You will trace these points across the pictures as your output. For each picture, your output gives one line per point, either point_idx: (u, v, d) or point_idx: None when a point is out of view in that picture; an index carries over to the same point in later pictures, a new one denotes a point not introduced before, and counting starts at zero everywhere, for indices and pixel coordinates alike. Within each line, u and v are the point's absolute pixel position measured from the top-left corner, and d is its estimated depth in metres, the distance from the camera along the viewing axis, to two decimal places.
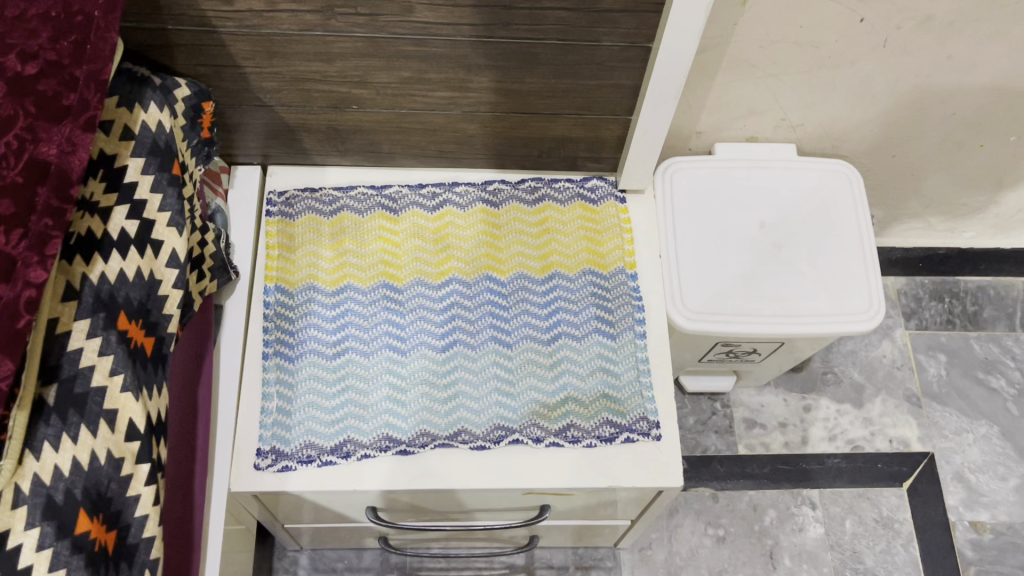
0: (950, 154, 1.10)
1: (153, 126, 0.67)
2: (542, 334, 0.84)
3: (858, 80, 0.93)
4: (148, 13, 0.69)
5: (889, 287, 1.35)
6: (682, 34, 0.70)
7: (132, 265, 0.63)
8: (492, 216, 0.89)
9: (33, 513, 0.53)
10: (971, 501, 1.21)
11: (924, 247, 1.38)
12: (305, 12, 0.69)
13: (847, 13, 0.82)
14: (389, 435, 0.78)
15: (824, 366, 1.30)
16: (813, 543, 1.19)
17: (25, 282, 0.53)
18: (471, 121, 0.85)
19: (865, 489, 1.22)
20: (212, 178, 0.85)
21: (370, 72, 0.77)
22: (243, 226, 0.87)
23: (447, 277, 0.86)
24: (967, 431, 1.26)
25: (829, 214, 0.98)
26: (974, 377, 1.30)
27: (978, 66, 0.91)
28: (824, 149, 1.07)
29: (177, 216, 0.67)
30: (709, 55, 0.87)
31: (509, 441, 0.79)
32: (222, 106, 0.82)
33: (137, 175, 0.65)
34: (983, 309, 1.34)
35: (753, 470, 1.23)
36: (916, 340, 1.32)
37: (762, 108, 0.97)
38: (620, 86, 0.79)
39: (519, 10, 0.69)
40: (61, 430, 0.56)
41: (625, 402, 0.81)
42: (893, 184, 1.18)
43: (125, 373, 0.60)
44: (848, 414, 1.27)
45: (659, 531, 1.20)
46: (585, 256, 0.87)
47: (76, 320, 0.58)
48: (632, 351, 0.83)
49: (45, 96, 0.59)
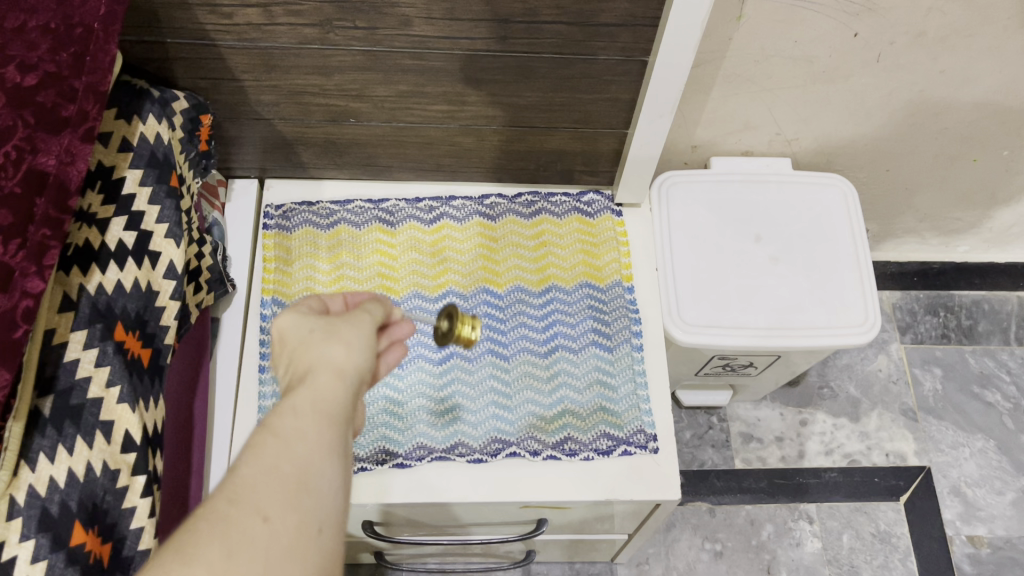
0: (944, 169, 1.10)
1: (151, 138, 0.67)
2: (539, 346, 0.84)
3: (851, 94, 0.93)
4: (146, 26, 0.69)
5: (884, 301, 1.36)
6: (676, 50, 0.71)
7: (130, 276, 0.63)
8: (489, 229, 0.90)
9: (28, 525, 0.53)
10: (968, 515, 1.21)
11: (919, 262, 1.38)
12: (303, 26, 0.70)
13: (841, 28, 0.82)
14: (386, 448, 0.78)
15: (821, 380, 1.30)
16: (810, 558, 1.18)
17: (23, 292, 0.53)
18: (468, 134, 0.85)
19: (861, 503, 1.22)
20: (209, 191, 0.86)
21: (368, 85, 0.77)
22: (240, 242, 0.88)
23: (444, 290, 0.86)
24: (963, 445, 1.26)
25: (824, 227, 0.98)
26: (969, 391, 1.30)
27: (971, 82, 0.92)
28: (818, 163, 1.08)
29: (175, 228, 0.67)
30: (705, 70, 0.88)
31: (507, 454, 0.78)
32: (220, 120, 0.82)
33: (135, 186, 0.65)
34: (978, 324, 1.35)
35: (750, 484, 1.23)
36: (911, 354, 1.32)
37: (757, 123, 0.98)
38: (617, 100, 0.79)
39: (517, 25, 0.70)
40: (58, 441, 0.55)
41: (622, 415, 0.80)
42: (887, 199, 1.18)
43: (122, 384, 0.59)
44: (845, 428, 1.27)
45: (656, 546, 1.19)
46: (582, 269, 0.87)
47: (73, 331, 0.58)
48: (629, 364, 0.83)
49: (44, 108, 0.59)
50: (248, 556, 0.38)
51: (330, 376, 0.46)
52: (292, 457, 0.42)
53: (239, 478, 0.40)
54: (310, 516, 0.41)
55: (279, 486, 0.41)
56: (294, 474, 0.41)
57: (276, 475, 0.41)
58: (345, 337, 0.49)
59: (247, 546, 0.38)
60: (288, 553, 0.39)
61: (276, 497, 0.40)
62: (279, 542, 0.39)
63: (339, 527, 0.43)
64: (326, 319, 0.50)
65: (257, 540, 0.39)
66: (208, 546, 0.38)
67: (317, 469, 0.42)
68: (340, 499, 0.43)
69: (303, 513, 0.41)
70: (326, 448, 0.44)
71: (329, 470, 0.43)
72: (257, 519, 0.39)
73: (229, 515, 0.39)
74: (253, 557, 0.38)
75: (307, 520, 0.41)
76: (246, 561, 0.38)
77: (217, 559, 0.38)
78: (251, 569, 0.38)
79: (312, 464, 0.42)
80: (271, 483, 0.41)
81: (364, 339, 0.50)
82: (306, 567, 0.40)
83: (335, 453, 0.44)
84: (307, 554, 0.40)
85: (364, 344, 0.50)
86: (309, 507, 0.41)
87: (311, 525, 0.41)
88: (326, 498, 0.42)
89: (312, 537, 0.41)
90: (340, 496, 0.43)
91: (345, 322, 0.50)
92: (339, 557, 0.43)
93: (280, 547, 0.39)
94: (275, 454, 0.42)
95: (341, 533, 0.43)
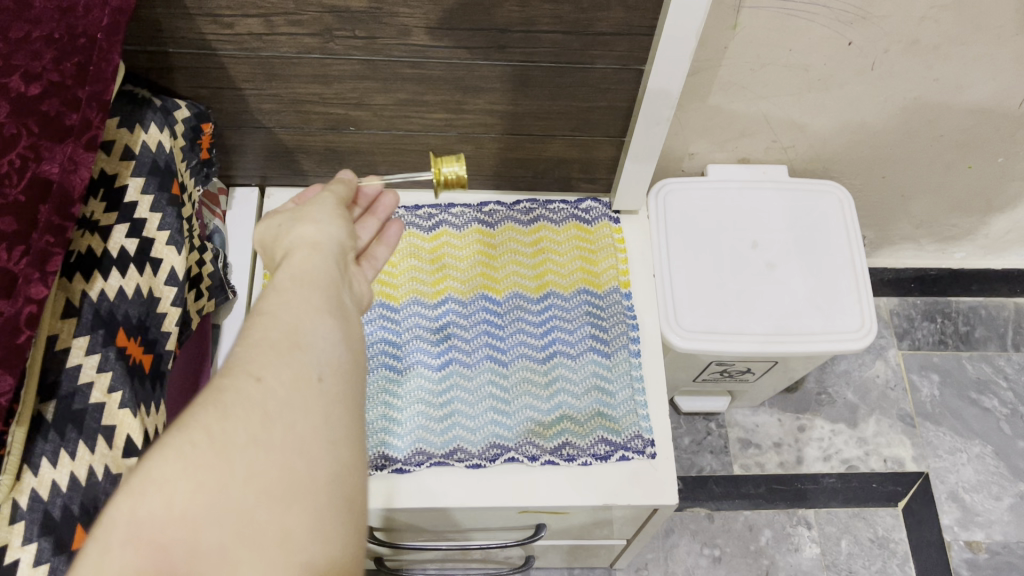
0: (940, 176, 1.11)
1: (153, 147, 0.68)
2: (537, 352, 0.84)
3: (846, 102, 0.94)
4: (149, 36, 0.70)
5: (881, 308, 1.37)
6: (671, 58, 0.72)
7: (132, 283, 0.64)
8: (487, 236, 0.91)
9: (31, 529, 0.53)
10: (966, 521, 1.22)
11: (916, 268, 1.39)
12: (304, 35, 0.71)
13: (835, 37, 0.83)
14: (386, 453, 0.78)
15: (818, 386, 1.31)
16: (809, 563, 1.19)
17: (26, 298, 0.54)
18: (467, 142, 0.86)
19: (859, 509, 1.22)
20: (210, 199, 0.87)
21: (368, 94, 0.78)
22: (240, 248, 0.88)
23: (443, 296, 0.86)
24: (961, 451, 1.26)
25: (821, 234, 0.99)
26: (967, 397, 1.30)
27: (965, 89, 0.92)
28: (814, 170, 1.09)
29: (176, 235, 0.68)
30: (700, 78, 0.89)
31: (505, 459, 0.78)
32: (222, 129, 0.83)
33: (137, 194, 0.66)
34: (975, 330, 1.36)
35: (748, 490, 1.23)
36: (909, 360, 1.33)
37: (753, 130, 0.99)
38: (613, 108, 0.80)
39: (514, 34, 0.70)
40: (60, 446, 0.56)
41: (620, 420, 0.81)
42: (883, 206, 1.19)
43: (124, 390, 0.60)
44: (842, 434, 1.27)
45: (655, 552, 1.20)
46: (580, 275, 0.88)
47: (75, 337, 0.59)
48: (627, 370, 0.84)
49: (48, 116, 0.60)
50: (246, 408, 0.37)
51: (303, 249, 0.47)
52: (279, 322, 0.42)
53: (231, 355, 0.40)
54: (307, 366, 0.40)
55: (269, 350, 0.40)
56: (282, 334, 0.41)
57: (264, 342, 0.40)
58: (309, 217, 0.50)
59: (241, 401, 0.37)
60: (287, 401, 0.38)
61: (267, 360, 0.40)
62: (275, 393, 0.38)
63: (347, 377, 0.41)
64: (293, 211, 0.52)
65: (252, 395, 0.38)
66: (204, 411, 0.37)
67: (307, 325, 0.42)
68: (342, 350, 0.42)
69: (297, 365, 0.40)
70: (312, 309, 0.43)
71: (320, 326, 0.42)
72: (249, 379, 0.38)
73: (221, 384, 0.38)
74: (252, 409, 0.37)
75: (302, 370, 0.40)
76: (245, 416, 0.37)
77: (214, 419, 0.36)
78: (249, 421, 0.37)
79: (300, 324, 0.42)
80: (261, 348, 0.40)
81: (330, 214, 0.51)
82: (312, 410, 0.38)
83: (325, 312, 0.43)
84: (310, 399, 0.39)
85: (331, 216, 0.51)
86: (303, 358, 0.40)
87: (308, 374, 0.40)
88: (323, 350, 0.41)
89: (313, 385, 0.39)
90: (340, 347, 0.42)
91: (310, 206, 0.52)
92: (354, 407, 0.41)
93: (278, 399, 0.38)
94: (261, 327, 0.41)
95: (352, 384, 0.42)
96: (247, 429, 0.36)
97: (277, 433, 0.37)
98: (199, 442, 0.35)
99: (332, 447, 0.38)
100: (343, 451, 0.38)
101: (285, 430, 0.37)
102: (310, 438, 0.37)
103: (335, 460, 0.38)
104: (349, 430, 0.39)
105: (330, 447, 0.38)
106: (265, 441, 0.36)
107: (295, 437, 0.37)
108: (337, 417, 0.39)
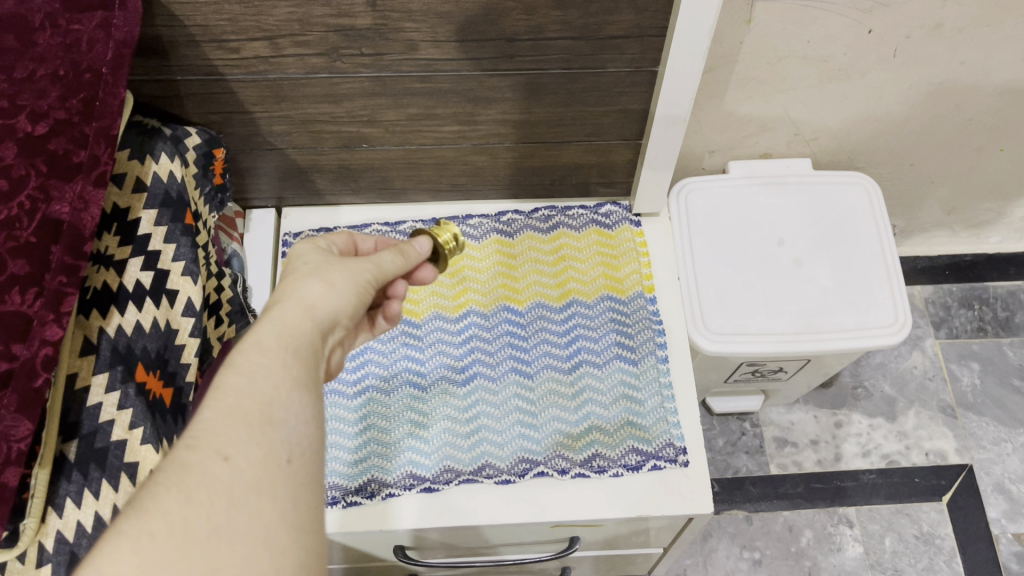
0: (970, 160, 1.08)
1: (164, 176, 0.67)
2: (562, 362, 0.83)
3: (870, 91, 0.92)
4: (156, 66, 0.70)
5: (916, 295, 1.34)
6: (685, 60, 0.70)
7: (148, 316, 0.63)
8: (506, 245, 0.90)
9: (57, 570, 0.54)
10: (1014, 512, 1.18)
11: (951, 254, 1.35)
12: (310, 55, 0.70)
13: (854, 25, 0.81)
14: (414, 473, 0.77)
15: (854, 380, 1.28)
16: (852, 563, 1.16)
17: (42, 340, 0.53)
18: (481, 153, 0.85)
19: (902, 504, 1.19)
20: (227, 224, 0.87)
21: (379, 110, 0.77)
22: (259, 273, 0.89)
23: (464, 310, 0.85)
24: (1005, 441, 1.23)
25: (851, 227, 0.96)
26: (1009, 384, 1.27)
27: (992, 71, 0.90)
28: (840, 161, 1.06)
29: (193, 265, 0.67)
30: (717, 74, 0.87)
31: (535, 474, 0.77)
32: (234, 152, 0.83)
33: (150, 226, 0.65)
34: (1015, 314, 1.32)
35: (786, 490, 1.21)
36: (947, 349, 1.30)
37: (774, 124, 0.96)
38: (628, 111, 0.79)
39: (523, 42, 0.69)
40: (83, 486, 0.56)
41: (651, 429, 0.79)
42: (913, 194, 1.16)
43: (145, 425, 0.59)
44: (881, 429, 1.24)
45: (694, 557, 1.18)
46: (603, 281, 0.87)
47: (94, 375, 0.59)
48: (655, 376, 0.82)
49: (55, 155, 0.60)
50: (210, 495, 0.38)
51: (295, 309, 0.49)
52: (251, 393, 0.43)
53: (200, 422, 0.41)
54: (276, 447, 0.42)
55: (240, 425, 0.42)
56: (257, 407, 0.43)
57: (235, 416, 0.42)
58: (328, 277, 0.52)
59: (203, 485, 0.39)
60: (253, 485, 0.40)
61: (237, 437, 0.41)
62: (241, 476, 0.40)
63: (311, 455, 0.44)
64: (328, 259, 0.54)
65: (218, 476, 0.39)
66: (168, 496, 0.38)
67: (282, 402, 0.44)
68: (310, 428, 0.45)
69: (267, 444, 0.42)
70: (291, 384, 0.45)
71: (294, 404, 0.44)
72: (217, 459, 0.40)
73: (189, 460, 0.39)
74: (216, 495, 0.39)
75: (274, 451, 0.42)
76: (207, 503, 0.38)
77: (176, 506, 0.37)
78: (209, 507, 0.38)
79: (273, 398, 0.44)
80: (232, 422, 0.42)
81: (349, 283, 0.53)
82: (276, 494, 0.40)
83: (302, 386, 0.46)
84: (276, 484, 0.41)
85: (346, 295, 0.52)
86: (274, 437, 0.42)
87: (277, 455, 0.42)
88: (293, 427, 0.44)
89: (282, 467, 0.42)
90: (310, 425, 0.45)
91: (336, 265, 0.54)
92: (314, 487, 0.43)
93: (244, 483, 0.40)
94: (234, 391, 0.43)
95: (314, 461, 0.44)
96: (211, 518, 0.38)
97: (240, 523, 0.38)
98: (158, 535, 0.36)
99: (295, 535, 0.40)
100: (305, 538, 0.41)
101: (248, 520, 0.39)
102: (274, 527, 0.39)
103: (297, 548, 0.40)
104: (310, 515, 0.42)
105: (294, 536, 0.40)
106: (226, 532, 0.38)
107: (258, 528, 0.39)
108: (299, 502, 0.41)
